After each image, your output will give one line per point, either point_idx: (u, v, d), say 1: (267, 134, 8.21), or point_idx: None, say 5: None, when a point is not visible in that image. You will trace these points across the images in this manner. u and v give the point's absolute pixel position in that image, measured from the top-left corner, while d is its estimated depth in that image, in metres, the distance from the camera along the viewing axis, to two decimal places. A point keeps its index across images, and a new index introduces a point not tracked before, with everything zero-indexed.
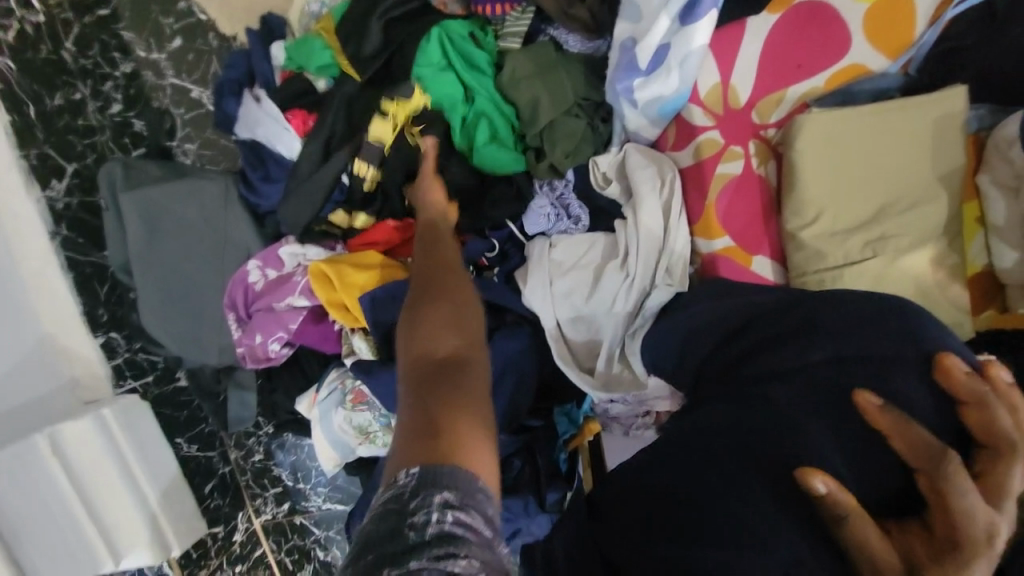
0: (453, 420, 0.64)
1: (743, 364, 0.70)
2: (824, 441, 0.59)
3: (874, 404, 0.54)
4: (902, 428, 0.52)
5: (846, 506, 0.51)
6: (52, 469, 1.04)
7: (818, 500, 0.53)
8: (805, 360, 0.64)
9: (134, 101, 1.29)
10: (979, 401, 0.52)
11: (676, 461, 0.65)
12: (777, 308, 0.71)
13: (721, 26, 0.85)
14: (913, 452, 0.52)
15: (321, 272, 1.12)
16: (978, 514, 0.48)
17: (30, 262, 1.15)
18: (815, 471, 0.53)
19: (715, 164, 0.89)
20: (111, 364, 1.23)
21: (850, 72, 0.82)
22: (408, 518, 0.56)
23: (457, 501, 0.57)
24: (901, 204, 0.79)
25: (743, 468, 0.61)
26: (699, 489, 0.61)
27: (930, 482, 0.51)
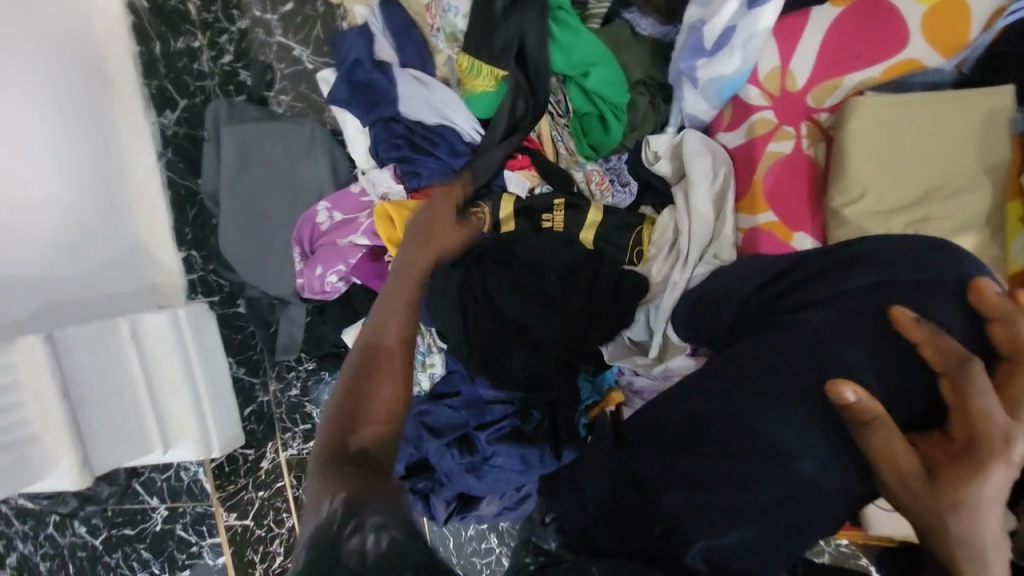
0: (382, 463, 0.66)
1: (782, 299, 0.73)
2: (849, 356, 0.64)
3: (909, 317, 0.58)
4: (931, 338, 0.57)
5: (873, 411, 0.56)
6: (126, 352, 1.13)
7: (846, 406, 0.57)
8: (836, 292, 0.67)
9: (242, 55, 1.48)
10: (1009, 316, 0.56)
11: (701, 388, 0.70)
12: (813, 257, 0.73)
13: (785, 16, 0.92)
14: (943, 363, 0.56)
15: (385, 214, 1.22)
16: (995, 416, 0.53)
17: (135, 177, 1.30)
18: (845, 382, 0.57)
19: (766, 142, 0.95)
20: (186, 277, 1.35)
21: (906, 66, 0.87)
22: (323, 518, 0.61)
23: (386, 523, 0.59)
24: (945, 190, 0.82)
25: (772, 397, 0.65)
26: (733, 416, 0.66)
27: (953, 385, 0.55)
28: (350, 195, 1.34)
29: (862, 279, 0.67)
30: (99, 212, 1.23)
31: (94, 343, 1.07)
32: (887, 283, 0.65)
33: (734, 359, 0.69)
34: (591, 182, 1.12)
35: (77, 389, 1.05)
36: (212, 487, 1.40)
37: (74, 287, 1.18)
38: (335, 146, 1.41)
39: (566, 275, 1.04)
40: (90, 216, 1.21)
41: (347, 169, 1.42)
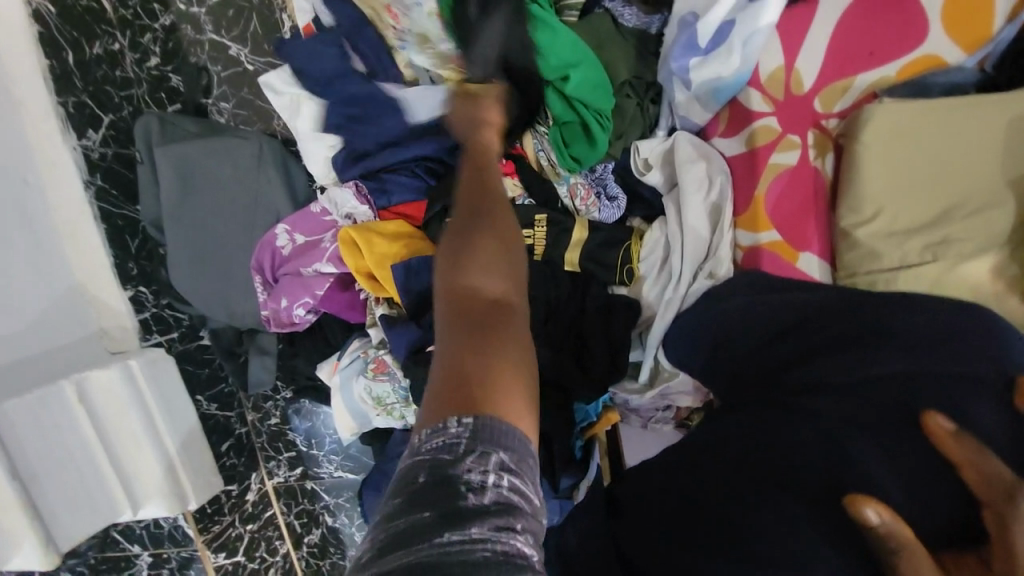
0: (500, 358, 0.57)
1: (789, 369, 0.66)
2: (867, 451, 0.55)
3: (948, 428, 0.49)
4: (975, 459, 0.47)
5: (902, 538, 0.45)
6: (76, 418, 1.03)
7: (869, 534, 0.47)
8: (861, 375, 0.60)
9: (170, 58, 1.29)
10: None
11: (699, 460, 0.63)
12: (844, 306, 0.68)
13: (791, 6, 0.81)
14: (984, 488, 0.46)
15: (349, 238, 1.11)
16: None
17: (61, 212, 1.15)
18: (865, 498, 0.47)
19: (769, 153, 0.85)
20: (138, 317, 1.24)
21: (923, 63, 0.77)
22: (448, 438, 0.52)
23: (513, 465, 0.52)
24: (965, 207, 0.74)
25: (794, 480, 0.56)
26: (756, 494, 0.57)
27: (999, 521, 0.44)
28: (308, 214, 1.21)
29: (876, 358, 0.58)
30: (25, 257, 1.08)
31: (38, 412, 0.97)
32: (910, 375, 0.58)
33: (742, 430, 0.62)
34: (575, 197, 1.00)
35: (27, 467, 0.95)
36: (195, 531, 1.35)
37: (6, 347, 1.03)
38: (288, 159, 1.26)
39: (551, 319, 0.96)
40: (14, 265, 1.05)
41: (305, 185, 1.29)
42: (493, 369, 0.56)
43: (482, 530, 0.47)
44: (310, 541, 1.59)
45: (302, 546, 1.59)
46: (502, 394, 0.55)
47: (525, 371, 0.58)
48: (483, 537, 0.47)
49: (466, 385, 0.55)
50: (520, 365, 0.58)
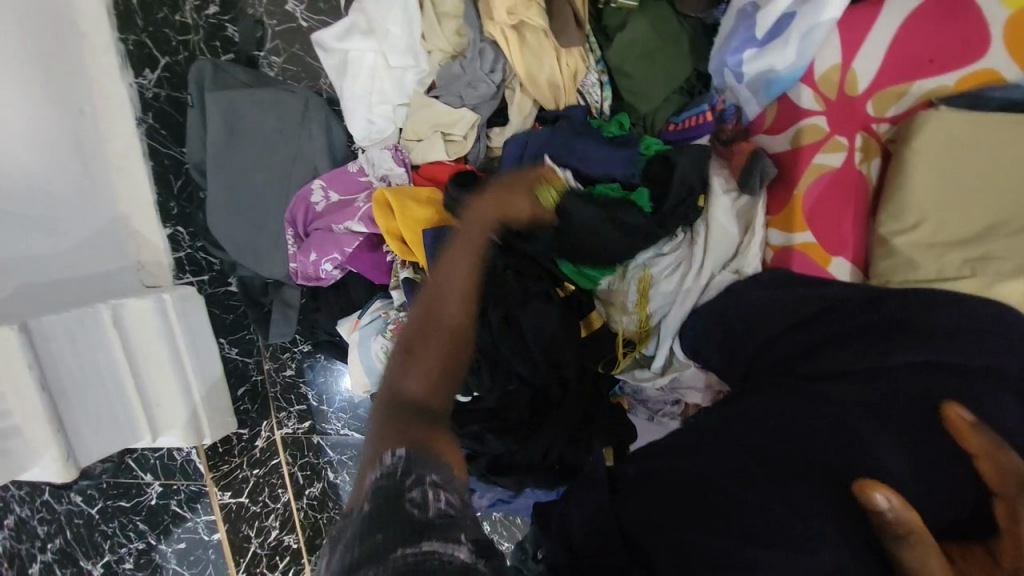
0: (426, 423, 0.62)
1: (804, 360, 0.68)
2: (876, 447, 0.56)
3: (967, 420, 0.50)
4: (990, 452, 0.48)
5: (911, 526, 0.45)
6: (109, 340, 1.08)
7: (878, 519, 0.47)
8: (879, 370, 0.61)
9: (229, 7, 1.32)
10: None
11: (710, 442, 0.63)
12: (860, 303, 0.67)
13: (856, 5, 0.80)
14: (1000, 484, 0.47)
15: (383, 200, 1.13)
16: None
17: (113, 145, 1.20)
18: (877, 485, 0.47)
19: (813, 153, 0.84)
20: (174, 256, 1.28)
21: (982, 75, 0.75)
22: (384, 469, 0.58)
23: (449, 486, 0.57)
24: (1011, 225, 0.73)
25: (802, 473, 0.56)
26: (764, 479, 0.57)
27: (1011, 514, 0.46)
28: (346, 174, 1.24)
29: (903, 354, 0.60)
30: (73, 185, 1.12)
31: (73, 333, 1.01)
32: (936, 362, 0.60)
33: (754, 416, 0.62)
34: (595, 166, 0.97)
35: (59, 385, 1.00)
36: (206, 467, 1.40)
37: (50, 266, 1.08)
38: (331, 118, 1.29)
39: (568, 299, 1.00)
40: (64, 191, 1.10)
41: (344, 147, 1.31)
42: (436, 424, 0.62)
43: (431, 544, 0.51)
44: (310, 494, 1.64)
45: (302, 496, 1.63)
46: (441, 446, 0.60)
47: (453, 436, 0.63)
48: (433, 549, 0.51)
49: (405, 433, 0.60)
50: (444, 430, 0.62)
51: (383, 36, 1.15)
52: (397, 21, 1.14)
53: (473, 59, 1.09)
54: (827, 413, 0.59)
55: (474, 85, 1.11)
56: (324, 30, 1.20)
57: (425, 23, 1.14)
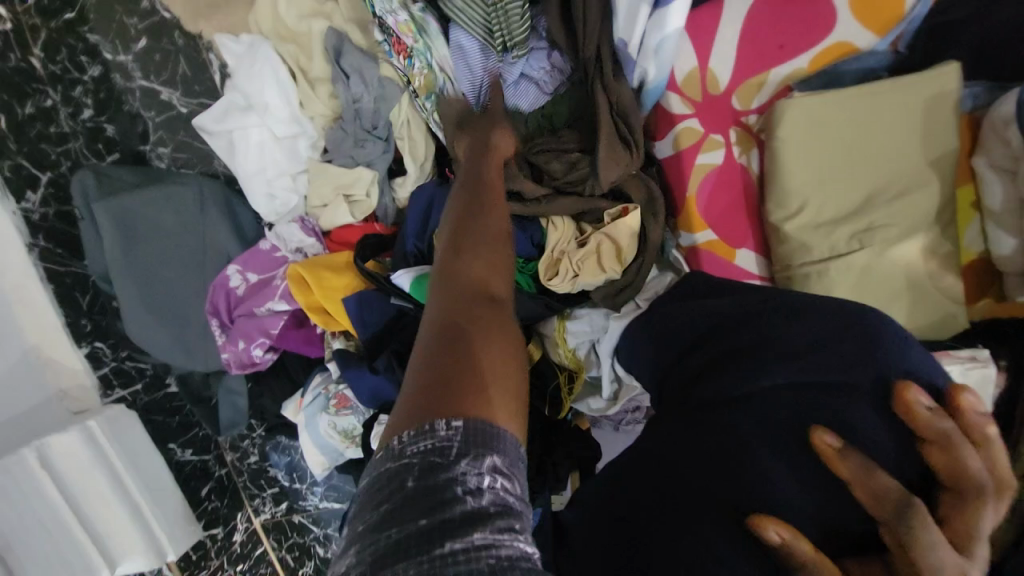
0: (481, 356, 0.58)
1: (693, 387, 0.65)
2: (778, 462, 0.53)
3: (832, 446, 0.49)
4: (862, 478, 0.47)
5: (806, 558, 0.46)
6: (41, 480, 1.02)
7: (774, 552, 0.48)
8: (750, 390, 0.59)
9: (104, 106, 1.26)
10: (944, 440, 0.47)
11: (627, 481, 0.61)
12: (743, 317, 0.65)
13: (697, 7, 0.80)
14: (878, 506, 0.46)
15: (299, 275, 1.10)
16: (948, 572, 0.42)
17: (6, 278, 1.14)
18: (767, 519, 0.48)
19: (695, 154, 0.85)
20: (97, 374, 1.23)
21: (836, 51, 0.76)
22: (438, 441, 0.50)
23: (507, 468, 0.51)
24: (888, 193, 0.75)
25: (719, 502, 0.53)
26: (678, 517, 0.54)
27: (897, 541, 0.45)
28: (258, 253, 1.21)
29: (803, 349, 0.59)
30: None
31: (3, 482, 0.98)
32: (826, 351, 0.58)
33: (674, 441, 0.60)
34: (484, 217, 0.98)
35: None
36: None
37: None
38: (232, 199, 1.26)
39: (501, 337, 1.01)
40: None
41: (253, 224, 1.28)
42: (483, 355, 0.58)
43: (484, 536, 0.46)
44: (305, 573, 1.55)
45: None
46: (492, 394, 0.54)
47: (514, 388, 0.57)
48: (486, 542, 0.46)
49: (445, 382, 0.54)
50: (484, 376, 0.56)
51: (260, 107, 1.13)
52: (276, 96, 1.11)
53: (350, 121, 1.08)
54: (740, 440, 0.55)
55: (363, 142, 1.10)
56: (204, 114, 1.17)
57: (303, 89, 1.11)
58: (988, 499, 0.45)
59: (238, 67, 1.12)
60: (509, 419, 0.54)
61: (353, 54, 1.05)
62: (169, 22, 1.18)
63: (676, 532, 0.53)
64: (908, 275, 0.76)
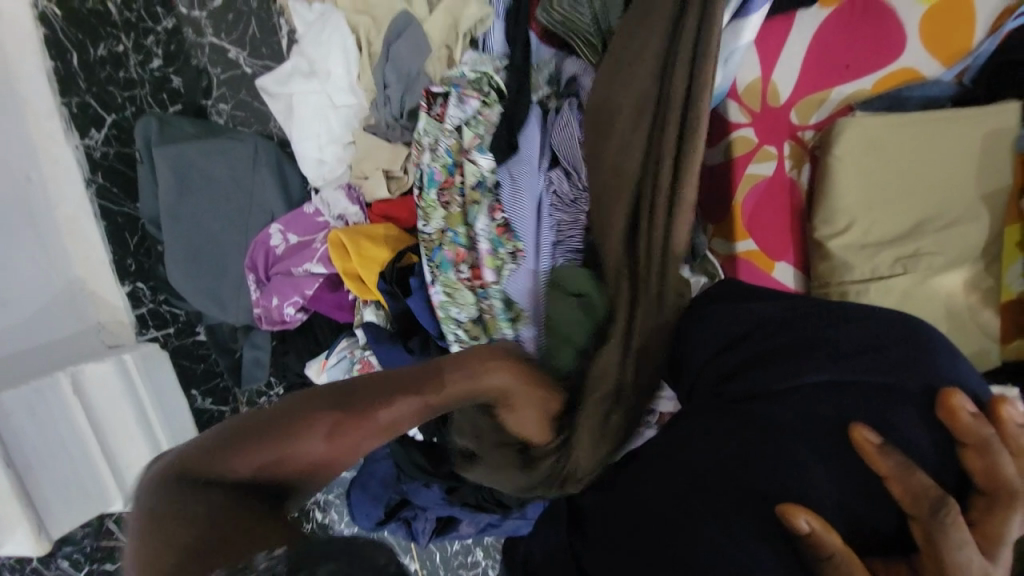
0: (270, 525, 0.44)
1: (733, 379, 0.66)
2: (808, 458, 0.54)
3: (873, 443, 0.50)
4: (899, 475, 0.49)
5: (833, 548, 0.48)
6: (69, 405, 1.05)
7: (802, 543, 0.50)
8: (795, 383, 0.60)
9: (172, 59, 1.32)
10: (983, 446, 0.49)
11: (652, 468, 0.62)
12: (780, 323, 0.66)
13: (770, 18, 0.82)
14: (914, 503, 0.48)
15: (338, 240, 1.13)
16: (973, 570, 0.46)
17: (63, 209, 1.19)
18: (799, 509, 0.50)
19: (746, 164, 0.87)
20: (134, 312, 1.28)
21: (899, 77, 0.78)
22: None
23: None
24: (938, 222, 0.75)
25: (749, 494, 0.54)
26: (705, 501, 0.56)
27: (926, 535, 0.47)
28: (302, 215, 1.25)
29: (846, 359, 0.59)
30: (25, 256, 1.10)
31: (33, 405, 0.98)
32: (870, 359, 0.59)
33: (703, 432, 0.61)
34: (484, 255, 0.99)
35: (23, 457, 0.97)
36: None
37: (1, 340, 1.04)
38: (282, 160, 1.30)
39: None
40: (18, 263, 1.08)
41: (299, 187, 1.32)
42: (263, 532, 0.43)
43: None
44: None
45: None
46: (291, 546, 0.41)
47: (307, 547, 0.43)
48: None
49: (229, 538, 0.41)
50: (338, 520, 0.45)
51: (321, 74, 1.17)
52: (338, 64, 1.15)
53: (381, 106, 1.12)
54: (774, 433, 0.57)
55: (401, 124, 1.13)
56: (268, 76, 1.22)
57: (365, 60, 1.14)
58: (1016, 505, 0.48)
59: (306, 34, 1.17)
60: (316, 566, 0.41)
61: (418, 32, 1.08)
62: None
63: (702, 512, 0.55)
64: (948, 305, 0.77)
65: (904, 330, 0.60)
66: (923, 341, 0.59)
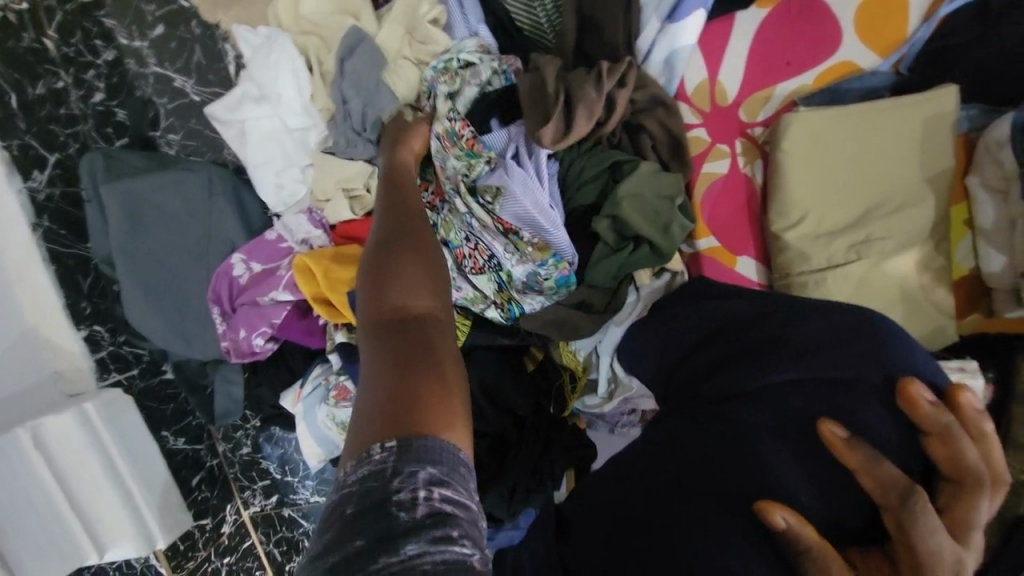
0: (421, 377, 0.57)
1: (705, 382, 0.67)
2: (781, 458, 0.55)
3: (840, 436, 0.51)
4: (868, 467, 0.50)
5: (810, 542, 0.49)
6: (32, 461, 1.01)
7: (782, 539, 0.50)
8: (763, 384, 0.61)
9: (115, 91, 1.24)
10: (945, 432, 0.50)
11: (631, 478, 0.62)
12: (750, 320, 0.68)
13: (710, 21, 0.84)
14: (883, 493, 0.49)
15: (304, 265, 1.11)
16: (946, 559, 0.46)
17: (10, 255, 1.14)
18: (776, 505, 0.51)
19: (701, 163, 0.87)
20: (94, 357, 1.22)
21: (839, 70, 0.80)
22: (372, 465, 0.52)
23: (443, 476, 0.52)
24: (886, 207, 0.78)
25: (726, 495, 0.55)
26: (682, 506, 0.56)
27: (897, 525, 0.48)
28: (265, 242, 1.21)
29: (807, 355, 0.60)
30: None
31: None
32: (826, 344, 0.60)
33: (679, 439, 0.62)
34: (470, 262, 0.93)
35: None
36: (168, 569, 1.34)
37: None
38: (239, 188, 1.25)
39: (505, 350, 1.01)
40: None
41: (259, 213, 1.28)
42: (420, 383, 0.57)
43: (418, 546, 0.48)
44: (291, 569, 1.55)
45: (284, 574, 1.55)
46: (444, 411, 0.55)
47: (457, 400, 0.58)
48: (421, 551, 0.47)
49: (400, 402, 0.55)
50: (455, 392, 0.57)
51: (274, 97, 1.13)
52: (288, 88, 1.13)
53: (340, 121, 1.09)
54: (746, 431, 0.58)
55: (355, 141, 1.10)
56: (216, 103, 1.18)
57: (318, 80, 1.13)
58: (983, 490, 0.48)
59: (253, 59, 1.13)
60: (457, 430, 0.55)
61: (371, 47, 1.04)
62: (188, 10, 1.19)
63: (688, 520, 0.55)
64: (902, 288, 0.79)
65: (855, 323, 0.62)
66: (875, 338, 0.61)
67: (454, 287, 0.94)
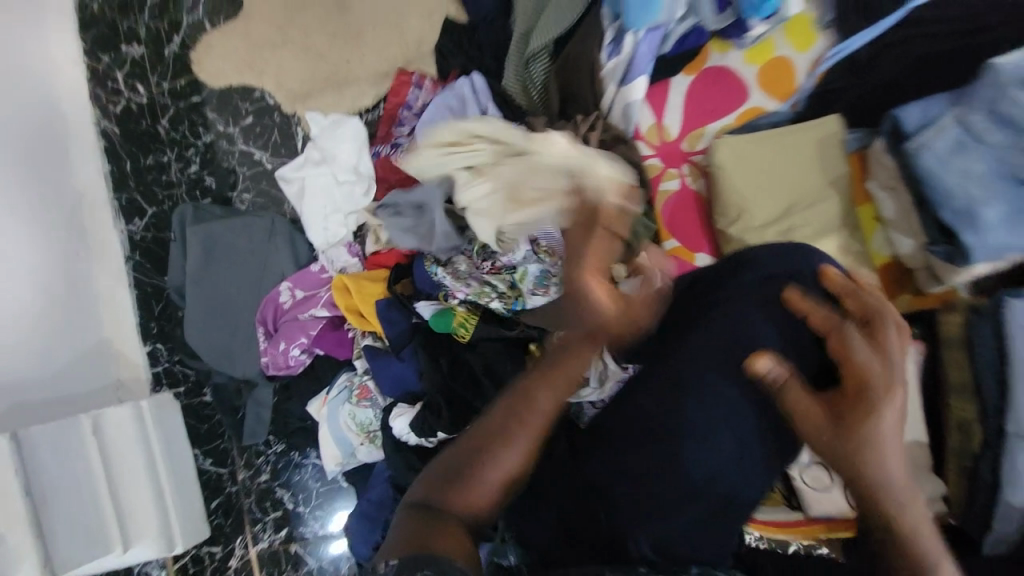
0: (442, 522, 0.69)
1: (703, 311, 0.82)
2: (740, 343, 0.78)
3: (796, 296, 0.76)
4: (814, 311, 0.74)
5: (783, 377, 0.73)
6: (86, 447, 1.13)
7: (765, 378, 0.75)
8: (728, 296, 0.81)
9: (208, 163, 1.60)
10: (853, 288, 0.75)
11: None
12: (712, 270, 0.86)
13: (653, 84, 1.13)
14: (827, 326, 0.73)
15: (342, 284, 1.33)
16: (868, 364, 0.69)
17: (102, 280, 1.40)
18: (761, 357, 0.75)
19: (659, 182, 1.12)
20: (151, 369, 1.43)
21: (752, 113, 1.08)
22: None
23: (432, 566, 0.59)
24: (801, 204, 1.00)
25: (703, 372, 0.79)
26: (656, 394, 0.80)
27: (839, 352, 0.72)
28: (308, 273, 1.45)
29: (751, 278, 0.81)
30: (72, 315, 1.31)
31: (59, 440, 1.08)
32: (766, 271, 0.81)
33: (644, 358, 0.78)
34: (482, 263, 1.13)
35: (37, 489, 1.03)
36: None
37: (34, 385, 1.21)
38: (295, 233, 1.52)
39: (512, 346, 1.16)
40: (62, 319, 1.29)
41: (307, 251, 1.53)
42: (443, 522, 0.69)
43: None
44: None
45: None
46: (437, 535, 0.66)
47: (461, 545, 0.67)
48: None
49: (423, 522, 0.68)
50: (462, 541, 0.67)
51: (331, 160, 1.48)
52: (344, 156, 1.48)
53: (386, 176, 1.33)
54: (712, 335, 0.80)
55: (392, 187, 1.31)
56: (286, 167, 1.52)
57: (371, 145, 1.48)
58: (889, 324, 0.71)
59: (321, 134, 1.50)
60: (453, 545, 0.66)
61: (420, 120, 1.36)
62: (273, 106, 1.57)
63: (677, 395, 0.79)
64: None
65: (787, 266, 0.80)
66: (800, 278, 0.80)
67: (465, 284, 1.14)
